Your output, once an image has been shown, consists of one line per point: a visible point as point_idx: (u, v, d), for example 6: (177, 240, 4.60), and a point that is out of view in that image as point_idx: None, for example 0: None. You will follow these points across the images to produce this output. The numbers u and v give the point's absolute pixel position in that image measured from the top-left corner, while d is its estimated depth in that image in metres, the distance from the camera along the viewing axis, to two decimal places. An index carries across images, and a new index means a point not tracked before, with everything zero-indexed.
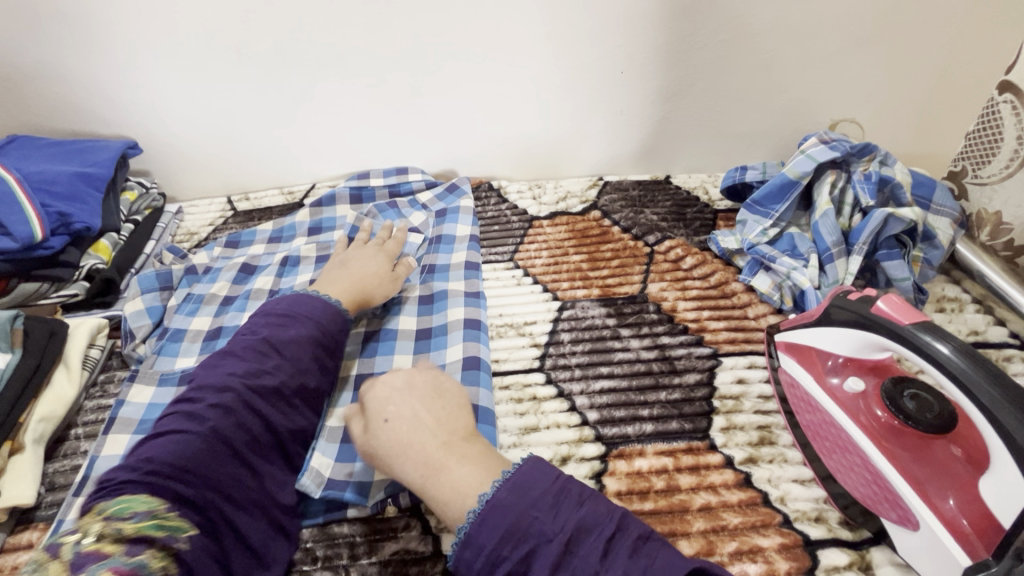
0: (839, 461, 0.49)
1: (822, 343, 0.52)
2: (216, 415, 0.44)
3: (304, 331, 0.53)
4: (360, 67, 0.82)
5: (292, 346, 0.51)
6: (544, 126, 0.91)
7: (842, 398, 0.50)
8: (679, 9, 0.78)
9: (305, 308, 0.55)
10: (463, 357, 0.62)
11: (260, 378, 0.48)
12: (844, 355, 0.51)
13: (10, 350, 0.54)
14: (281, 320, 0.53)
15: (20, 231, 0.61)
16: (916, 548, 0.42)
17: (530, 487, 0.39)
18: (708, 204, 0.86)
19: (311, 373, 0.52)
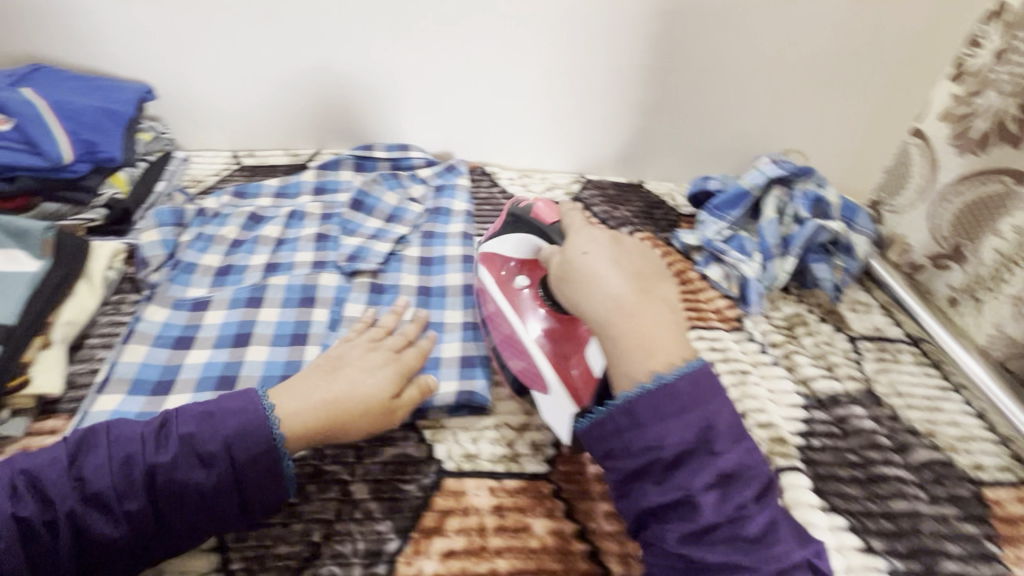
0: (506, 351, 0.59)
1: (503, 249, 0.63)
2: (192, 486, 0.45)
3: (239, 455, 0.46)
4: (379, 45, 0.90)
5: (167, 489, 0.45)
6: (538, 124, 1.01)
7: (512, 295, 0.61)
8: (664, 34, 0.92)
9: (237, 423, 0.47)
10: (463, 320, 0.70)
11: (118, 497, 0.44)
12: (515, 260, 0.63)
13: (41, 258, 0.58)
14: (225, 437, 0.46)
15: (50, 151, 0.66)
16: (548, 408, 0.55)
17: (678, 384, 0.44)
18: (673, 208, 0.99)
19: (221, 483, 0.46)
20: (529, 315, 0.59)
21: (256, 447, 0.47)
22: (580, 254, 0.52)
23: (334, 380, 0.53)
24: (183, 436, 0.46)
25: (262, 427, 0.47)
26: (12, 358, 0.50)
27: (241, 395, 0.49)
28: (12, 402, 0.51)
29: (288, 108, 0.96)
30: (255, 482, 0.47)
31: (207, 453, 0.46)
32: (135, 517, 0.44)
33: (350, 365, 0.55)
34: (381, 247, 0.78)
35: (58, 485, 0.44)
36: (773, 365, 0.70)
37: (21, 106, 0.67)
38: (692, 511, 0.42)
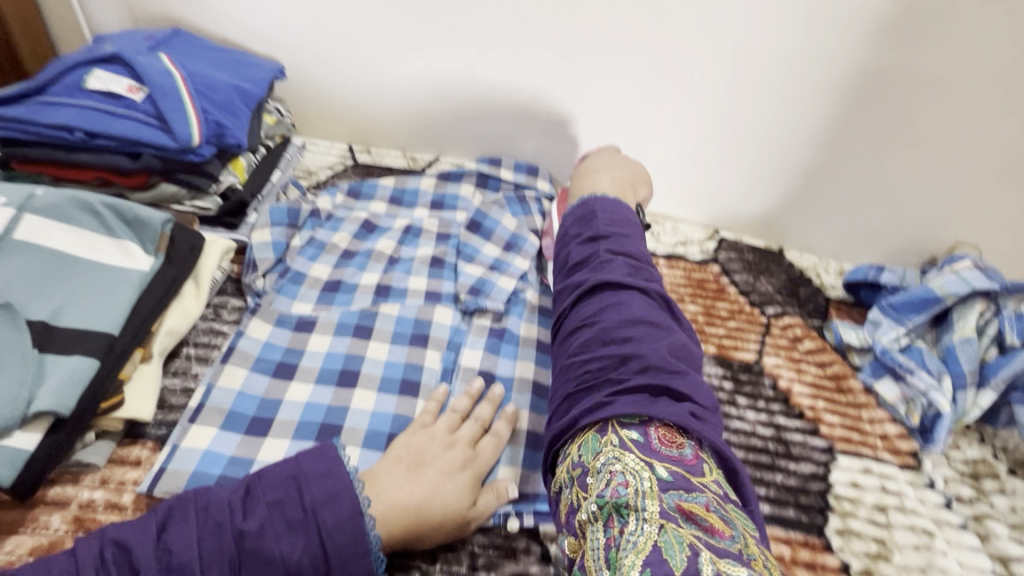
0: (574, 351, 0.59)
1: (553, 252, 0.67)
2: (284, 564, 0.37)
3: (328, 523, 0.39)
4: (527, 57, 0.81)
5: (254, 566, 0.37)
6: (679, 167, 0.90)
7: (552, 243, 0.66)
8: (857, 94, 0.77)
9: (325, 489, 0.40)
10: None
11: (202, 570, 0.36)
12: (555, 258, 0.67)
13: (153, 254, 0.51)
14: (309, 502, 0.39)
15: (180, 132, 0.58)
16: None
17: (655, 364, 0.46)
18: (821, 289, 0.84)
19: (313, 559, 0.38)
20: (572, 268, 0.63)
21: (346, 513, 0.39)
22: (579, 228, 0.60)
23: (415, 480, 0.44)
24: (270, 500, 0.39)
25: (347, 492, 0.40)
26: (109, 375, 0.44)
27: (321, 453, 0.42)
28: (100, 424, 0.44)
29: (413, 107, 0.88)
30: (344, 553, 0.38)
31: (294, 519, 0.38)
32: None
33: (430, 462, 0.46)
34: (505, 283, 0.67)
35: (143, 551, 0.36)
36: (962, 528, 0.56)
37: (154, 75, 0.60)
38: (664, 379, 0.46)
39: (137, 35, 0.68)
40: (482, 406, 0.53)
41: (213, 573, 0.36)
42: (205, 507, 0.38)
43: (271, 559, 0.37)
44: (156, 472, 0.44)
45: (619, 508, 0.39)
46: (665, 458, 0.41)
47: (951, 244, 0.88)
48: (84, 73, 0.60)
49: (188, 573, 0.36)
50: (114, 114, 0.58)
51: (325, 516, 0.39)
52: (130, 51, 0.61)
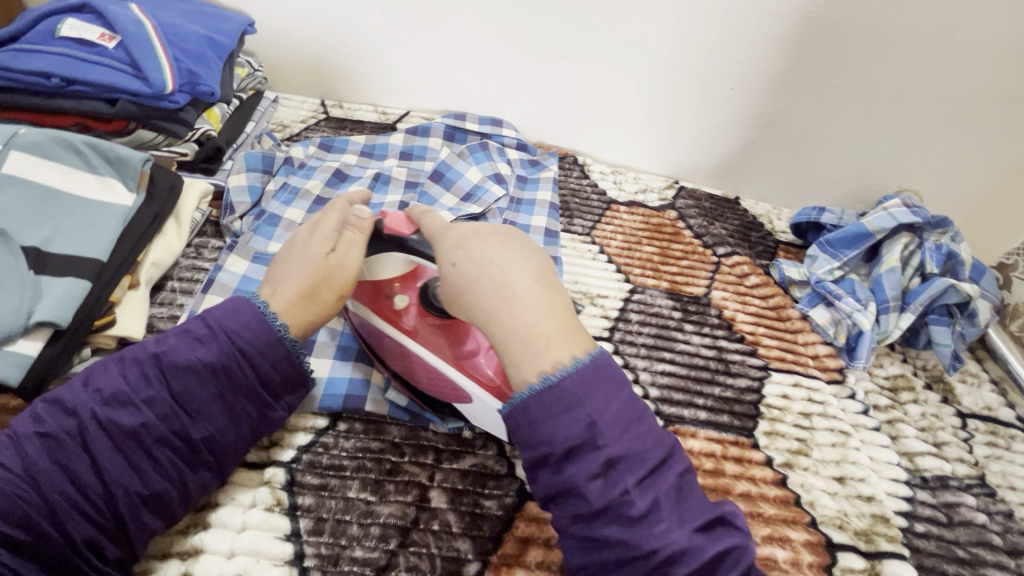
0: (435, 385, 0.50)
1: (381, 276, 0.52)
2: (199, 366, 0.43)
3: (229, 327, 0.44)
4: (490, 11, 0.84)
5: (178, 373, 0.43)
6: (640, 118, 0.94)
7: (393, 318, 0.51)
8: (804, 45, 0.81)
9: (219, 307, 0.46)
10: None
11: (134, 386, 0.42)
12: (395, 285, 0.52)
13: (135, 191, 0.54)
14: (209, 320, 0.45)
15: (154, 79, 0.61)
16: (507, 425, 0.48)
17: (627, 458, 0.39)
18: (771, 233, 0.91)
19: (227, 360, 0.44)
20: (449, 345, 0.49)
21: (245, 318, 0.45)
22: (453, 265, 0.46)
23: (285, 279, 0.48)
24: (175, 330, 0.45)
25: (244, 304, 0.46)
26: (101, 296, 0.48)
27: (230, 306, 0.46)
28: (94, 341, 0.49)
29: (384, 62, 0.91)
30: (255, 344, 0.44)
31: (198, 333, 0.44)
32: (157, 403, 0.42)
33: (295, 263, 0.50)
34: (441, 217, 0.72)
35: (77, 394, 0.42)
36: (875, 430, 0.63)
37: (126, 24, 0.62)
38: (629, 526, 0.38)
39: None
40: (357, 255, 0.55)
41: (145, 387, 0.42)
42: (121, 353, 0.44)
43: (187, 368, 0.43)
44: None
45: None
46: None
47: (893, 189, 0.94)
48: (57, 22, 0.62)
49: (125, 396, 0.42)
50: (90, 61, 0.60)
51: (229, 327, 0.45)
52: (101, 0, 0.62)
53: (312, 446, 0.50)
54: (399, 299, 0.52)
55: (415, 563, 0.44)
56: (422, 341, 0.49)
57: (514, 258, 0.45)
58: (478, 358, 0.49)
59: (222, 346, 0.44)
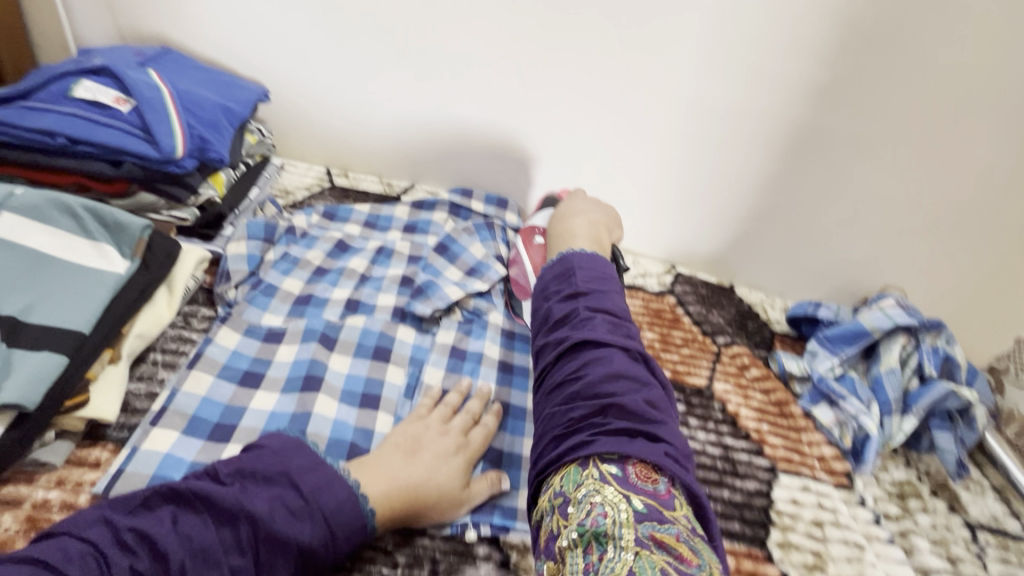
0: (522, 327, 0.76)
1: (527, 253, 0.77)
2: (294, 545, 0.40)
3: (329, 508, 0.42)
4: (500, 97, 0.87)
5: (271, 545, 0.40)
6: (639, 204, 0.96)
7: (531, 252, 0.77)
8: (795, 149, 0.86)
9: (319, 479, 0.43)
10: None
11: (225, 550, 0.39)
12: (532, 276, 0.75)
13: (130, 258, 0.51)
14: (307, 492, 0.42)
15: (164, 144, 0.60)
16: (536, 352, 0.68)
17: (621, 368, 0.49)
18: (767, 323, 0.92)
19: (322, 541, 0.41)
20: (536, 259, 0.76)
21: (342, 498, 0.43)
22: (557, 227, 0.71)
23: (413, 463, 0.48)
24: (271, 493, 0.41)
25: (340, 480, 0.44)
26: (79, 373, 0.44)
27: (302, 449, 0.44)
28: (61, 423, 0.44)
29: (394, 138, 0.93)
30: (349, 530, 0.42)
31: (297, 505, 0.41)
32: (243, 574, 0.39)
33: (427, 449, 0.50)
34: (450, 292, 0.70)
35: (164, 537, 0.38)
36: (889, 542, 0.61)
37: (143, 89, 0.62)
38: (631, 417, 0.45)
39: (127, 51, 0.70)
40: (474, 401, 0.57)
41: (235, 555, 0.39)
42: (209, 497, 0.40)
43: (283, 543, 0.40)
44: (113, 474, 0.44)
45: (597, 536, 0.39)
46: (642, 492, 0.41)
47: (881, 286, 0.96)
48: (72, 82, 0.61)
49: (212, 556, 0.38)
50: (100, 123, 0.59)
51: (325, 506, 0.42)
52: (120, 66, 0.63)
53: None
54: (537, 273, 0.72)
55: None
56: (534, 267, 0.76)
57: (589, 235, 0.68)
58: None
59: (321, 526, 0.41)
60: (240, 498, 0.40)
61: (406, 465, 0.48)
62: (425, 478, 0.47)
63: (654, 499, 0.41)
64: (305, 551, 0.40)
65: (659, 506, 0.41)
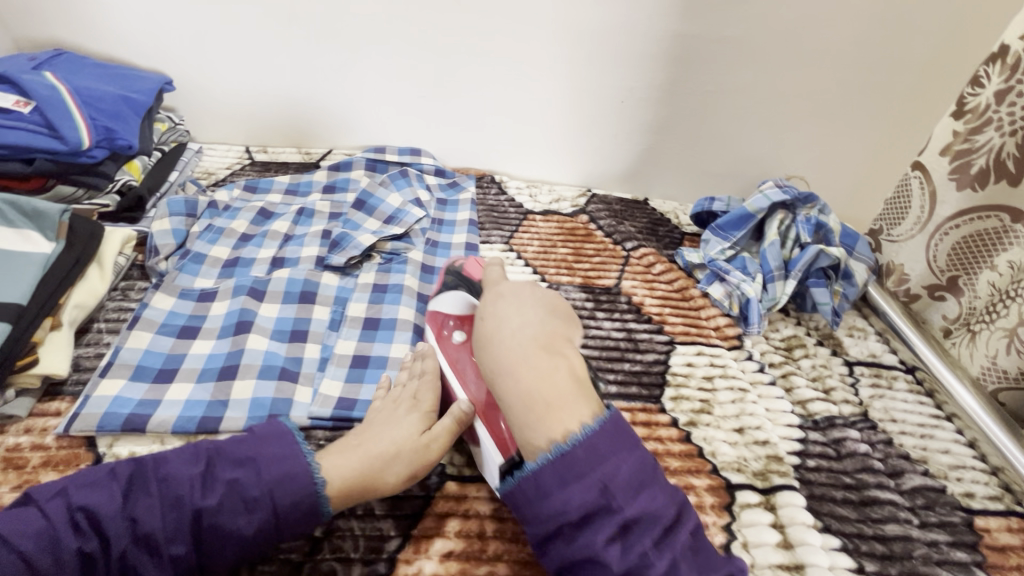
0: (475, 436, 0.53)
1: (442, 307, 0.62)
2: (237, 533, 0.44)
3: (282, 501, 0.45)
4: (393, 51, 0.91)
5: (215, 537, 0.43)
6: (547, 135, 1.02)
7: (452, 352, 0.59)
8: (675, 59, 0.92)
9: (281, 470, 0.46)
10: None
11: (168, 540, 0.42)
12: (453, 315, 0.61)
13: (55, 240, 0.58)
14: (267, 484, 0.45)
15: (70, 137, 0.65)
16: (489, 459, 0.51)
17: (574, 451, 0.42)
18: (677, 226, 1.00)
19: (271, 528, 0.45)
20: (467, 371, 0.57)
21: (299, 493, 0.45)
22: (481, 319, 0.53)
23: (370, 437, 0.51)
24: (227, 480, 0.45)
25: (303, 473, 0.46)
26: (24, 337, 0.51)
27: (281, 438, 0.48)
28: (19, 382, 0.51)
29: (303, 107, 0.97)
30: (297, 520, 0.45)
31: (251, 498, 0.44)
32: (182, 559, 0.43)
33: (379, 422, 0.53)
34: (364, 239, 0.77)
35: (112, 519, 0.42)
36: (771, 384, 0.70)
37: (41, 90, 0.67)
38: (614, 516, 0.40)
39: (21, 57, 0.74)
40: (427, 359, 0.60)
41: (179, 539, 0.43)
42: (164, 483, 0.44)
43: (225, 533, 0.43)
44: (71, 416, 0.51)
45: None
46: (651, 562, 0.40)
47: (778, 176, 1.04)
48: None
49: (153, 541, 0.42)
50: (6, 126, 0.64)
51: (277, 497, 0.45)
52: (15, 72, 0.67)
53: None
54: (456, 335, 0.60)
55: (339, 545, 0.48)
56: (472, 385, 0.55)
57: (529, 320, 0.51)
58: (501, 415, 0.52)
59: (269, 517, 0.44)
60: (195, 490, 0.44)
61: (367, 443, 0.50)
62: (379, 445, 0.50)
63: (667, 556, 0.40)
64: (246, 539, 0.44)
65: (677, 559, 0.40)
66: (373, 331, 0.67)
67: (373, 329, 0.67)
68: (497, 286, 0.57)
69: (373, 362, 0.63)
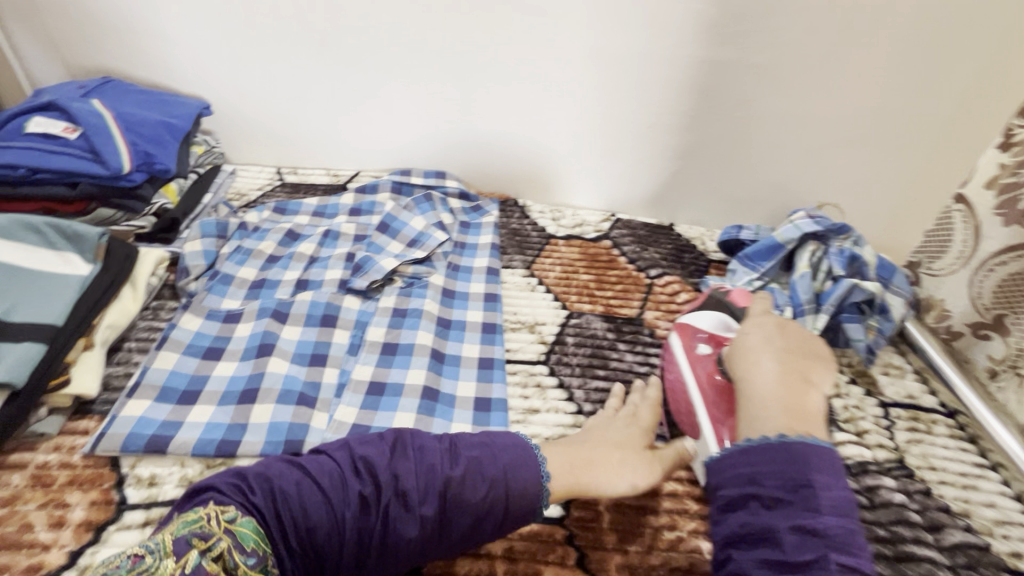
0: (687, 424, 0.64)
1: (696, 322, 0.71)
2: (408, 531, 0.44)
3: (477, 499, 0.45)
4: (422, 77, 0.92)
5: (390, 534, 0.43)
6: (572, 159, 1.02)
7: (695, 359, 0.67)
8: (704, 84, 0.91)
9: (511, 455, 0.48)
10: (479, 356, 0.70)
11: (353, 511, 0.43)
12: (706, 331, 0.69)
13: (92, 262, 0.60)
14: (503, 465, 0.47)
15: (112, 161, 0.68)
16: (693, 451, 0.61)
17: (795, 444, 0.44)
18: (703, 253, 0.98)
19: (445, 531, 0.45)
20: (700, 371, 0.65)
21: (502, 491, 0.46)
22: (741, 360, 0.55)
23: (619, 468, 0.53)
24: (467, 456, 0.47)
25: (520, 480, 0.47)
26: (58, 357, 0.53)
27: (514, 447, 0.49)
28: (51, 400, 0.53)
29: (332, 130, 0.99)
30: (523, 511, 0.47)
31: (439, 472, 0.45)
32: (354, 531, 0.43)
33: (604, 465, 0.53)
34: (386, 262, 0.77)
35: (382, 469, 0.45)
36: None
37: (88, 117, 0.70)
38: (779, 508, 0.42)
39: (72, 85, 0.78)
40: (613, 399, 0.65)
41: (349, 517, 0.43)
42: (375, 462, 0.46)
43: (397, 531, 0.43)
44: (97, 435, 0.53)
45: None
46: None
47: (810, 204, 1.01)
48: (25, 120, 0.69)
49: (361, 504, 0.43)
50: (54, 152, 0.67)
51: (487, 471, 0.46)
52: (65, 99, 0.71)
53: None
54: (703, 348, 0.68)
55: None
56: (697, 381, 0.64)
57: (774, 367, 0.52)
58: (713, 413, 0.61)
59: (461, 519, 0.45)
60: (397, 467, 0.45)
61: (586, 450, 0.54)
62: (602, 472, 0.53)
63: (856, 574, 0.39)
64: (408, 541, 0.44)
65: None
66: (391, 357, 0.67)
67: (391, 354, 0.67)
68: (761, 320, 0.59)
69: (390, 389, 0.63)
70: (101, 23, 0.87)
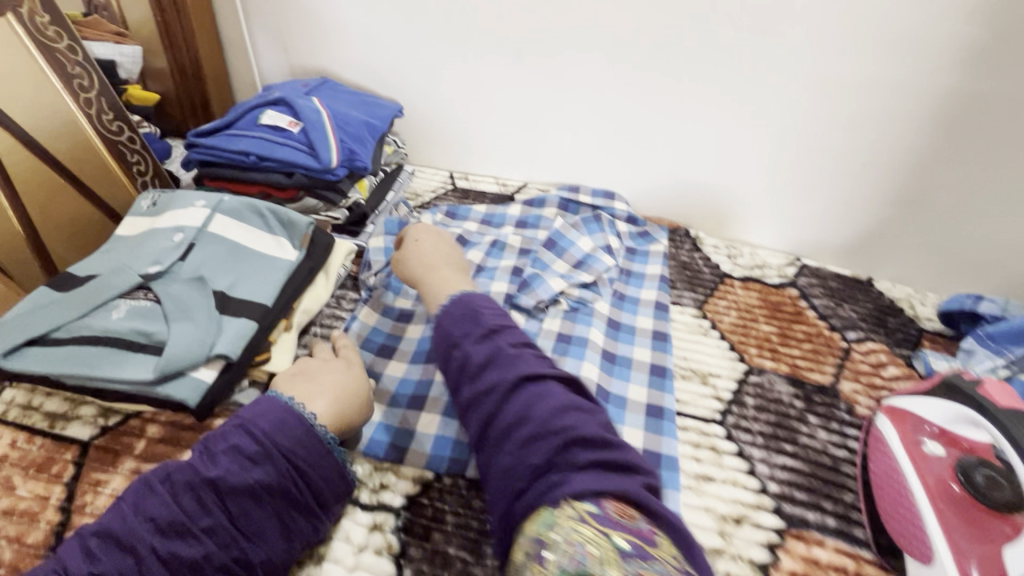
0: (903, 532, 0.51)
1: (921, 409, 0.56)
2: (249, 499, 0.43)
3: (285, 443, 0.46)
4: (611, 93, 0.88)
5: (240, 496, 0.43)
6: (760, 192, 0.91)
7: (922, 458, 0.53)
8: (952, 120, 0.75)
9: (271, 421, 0.47)
10: (647, 403, 0.64)
11: (191, 513, 0.41)
12: (939, 424, 0.54)
13: (298, 248, 0.64)
14: (265, 428, 0.46)
15: (323, 155, 0.73)
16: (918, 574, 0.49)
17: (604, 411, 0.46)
18: (914, 320, 0.82)
19: (276, 495, 0.44)
20: (930, 478, 0.51)
21: (299, 435, 0.47)
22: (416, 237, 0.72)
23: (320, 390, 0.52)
24: (227, 447, 0.44)
25: (295, 419, 0.48)
26: (263, 335, 0.56)
27: (265, 400, 0.49)
28: (251, 374, 0.57)
29: (508, 140, 0.99)
30: (328, 473, 0.48)
31: (256, 450, 0.45)
32: (215, 531, 0.41)
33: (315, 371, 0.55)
34: (555, 283, 0.75)
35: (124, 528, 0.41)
36: None
37: (309, 114, 0.76)
38: (601, 449, 0.41)
39: (297, 83, 0.86)
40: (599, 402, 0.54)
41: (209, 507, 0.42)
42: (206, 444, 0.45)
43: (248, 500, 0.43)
44: None
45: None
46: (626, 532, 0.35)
47: None
48: (259, 113, 0.77)
49: (179, 524, 0.41)
50: (278, 143, 0.74)
51: (298, 457, 0.46)
52: (293, 96, 0.77)
53: (428, 521, 0.50)
54: (934, 447, 0.53)
55: None
56: (925, 488, 0.51)
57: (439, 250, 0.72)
58: (958, 540, 0.47)
59: (288, 477, 0.45)
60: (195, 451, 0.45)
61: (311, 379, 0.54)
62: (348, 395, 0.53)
63: (639, 537, 0.34)
64: (268, 504, 0.44)
65: (644, 544, 0.34)
66: None
67: None
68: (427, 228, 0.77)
69: None
70: (323, 28, 0.95)
